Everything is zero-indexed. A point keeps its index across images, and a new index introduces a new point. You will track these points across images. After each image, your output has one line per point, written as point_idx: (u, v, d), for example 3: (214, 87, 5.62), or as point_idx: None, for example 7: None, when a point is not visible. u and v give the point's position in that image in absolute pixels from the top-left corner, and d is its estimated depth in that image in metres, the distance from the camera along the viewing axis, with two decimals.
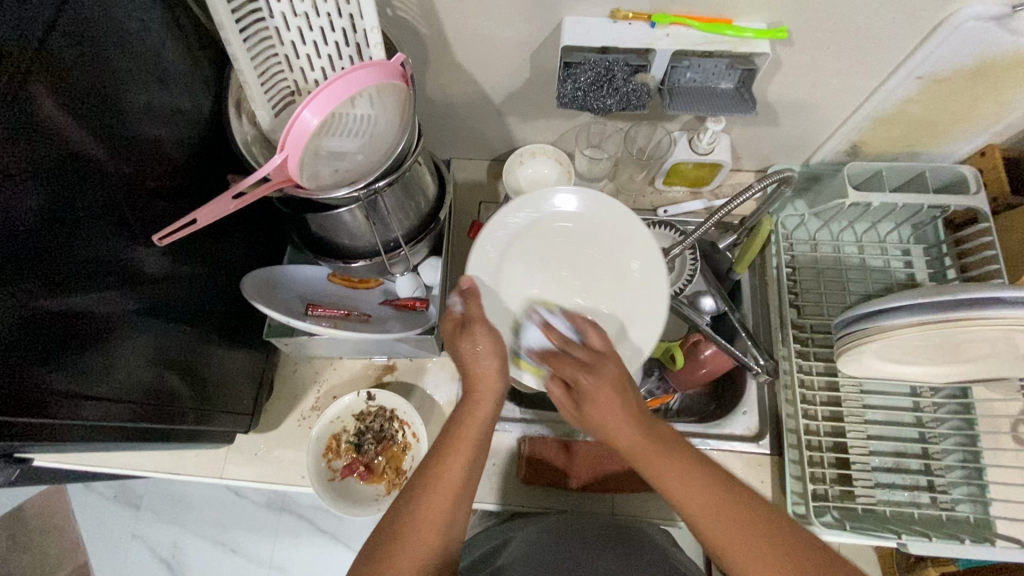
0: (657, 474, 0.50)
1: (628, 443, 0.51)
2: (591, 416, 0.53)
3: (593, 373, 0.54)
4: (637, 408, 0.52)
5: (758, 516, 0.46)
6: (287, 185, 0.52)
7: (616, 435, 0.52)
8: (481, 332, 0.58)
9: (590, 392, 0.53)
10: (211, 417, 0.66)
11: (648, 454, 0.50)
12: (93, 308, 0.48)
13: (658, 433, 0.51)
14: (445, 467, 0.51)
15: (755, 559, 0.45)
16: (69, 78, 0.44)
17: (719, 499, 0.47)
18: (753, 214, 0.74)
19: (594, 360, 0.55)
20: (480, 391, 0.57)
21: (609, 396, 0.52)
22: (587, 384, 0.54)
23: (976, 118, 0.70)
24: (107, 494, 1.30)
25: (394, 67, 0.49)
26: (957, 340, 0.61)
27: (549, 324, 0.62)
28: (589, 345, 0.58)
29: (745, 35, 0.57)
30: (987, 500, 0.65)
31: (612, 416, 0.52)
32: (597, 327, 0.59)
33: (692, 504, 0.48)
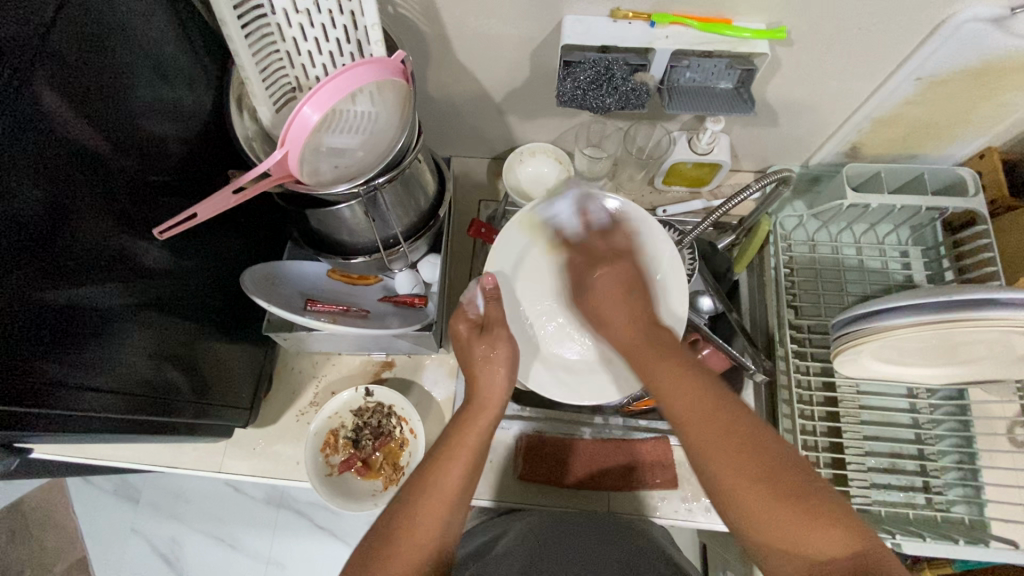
0: (651, 367, 0.53)
1: (630, 338, 0.57)
2: (601, 308, 0.61)
3: (604, 265, 0.63)
4: (639, 311, 0.59)
5: (741, 430, 0.46)
6: (288, 180, 0.52)
7: (615, 329, 0.59)
8: (501, 337, 0.60)
9: (602, 276, 0.62)
10: (209, 411, 0.67)
11: (644, 349, 0.55)
12: (92, 300, 0.48)
13: (655, 337, 0.56)
14: (446, 471, 0.50)
15: (723, 450, 0.45)
16: (72, 71, 0.45)
17: (706, 403, 0.47)
18: (752, 214, 0.75)
19: (612, 254, 0.64)
20: (485, 400, 0.57)
21: (613, 284, 0.61)
22: (597, 275, 0.63)
23: (975, 121, 0.71)
24: (107, 488, 1.31)
25: (394, 64, 0.49)
26: (954, 341, 0.61)
27: (586, 207, 0.68)
28: (612, 245, 0.65)
29: (744, 36, 0.57)
30: (982, 502, 0.65)
31: (613, 299, 0.60)
32: (629, 230, 0.67)
33: (678, 402, 0.48)
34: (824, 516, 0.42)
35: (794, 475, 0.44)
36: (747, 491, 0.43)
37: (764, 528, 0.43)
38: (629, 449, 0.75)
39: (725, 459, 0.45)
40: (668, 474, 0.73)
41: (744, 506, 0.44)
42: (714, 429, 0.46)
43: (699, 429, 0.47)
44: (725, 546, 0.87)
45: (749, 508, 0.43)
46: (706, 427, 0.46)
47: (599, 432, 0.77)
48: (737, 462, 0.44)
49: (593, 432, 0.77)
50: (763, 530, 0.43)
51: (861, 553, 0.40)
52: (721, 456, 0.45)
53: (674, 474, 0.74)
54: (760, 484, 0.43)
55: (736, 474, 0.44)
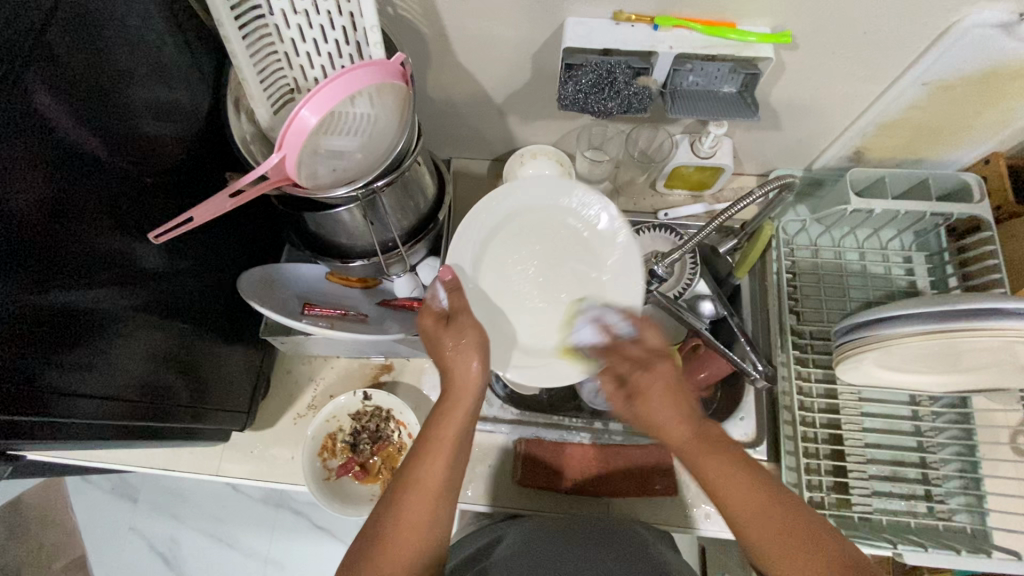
0: (710, 476, 0.49)
1: (679, 438, 0.52)
2: (643, 412, 0.55)
3: (646, 370, 0.56)
4: (689, 408, 0.54)
5: (807, 530, 0.45)
6: (286, 183, 0.52)
7: (666, 434, 0.53)
8: (469, 325, 0.56)
9: (648, 389, 0.55)
10: (206, 414, 0.66)
11: (704, 456, 0.50)
12: (88, 305, 0.48)
13: (711, 435, 0.52)
14: (426, 468, 0.50)
15: (788, 552, 0.45)
16: (67, 72, 0.44)
17: (771, 508, 0.47)
18: (754, 219, 0.72)
19: (651, 356, 0.58)
20: (460, 392, 0.54)
21: (662, 389, 0.55)
22: (643, 379, 0.56)
23: (981, 126, 0.70)
24: (105, 487, 1.30)
25: (394, 66, 0.49)
26: (959, 349, 0.60)
27: (604, 322, 0.63)
28: (643, 343, 0.60)
29: (749, 39, 0.57)
30: (984, 512, 0.65)
31: (664, 408, 0.53)
32: (653, 326, 0.61)
33: (741, 507, 0.47)
34: None
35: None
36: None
37: None
38: (630, 454, 0.75)
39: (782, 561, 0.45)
40: (667, 480, 0.73)
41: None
42: (782, 533, 0.45)
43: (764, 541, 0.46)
44: (724, 551, 0.87)
45: None
46: (766, 536, 0.46)
47: (599, 437, 0.77)
48: (806, 564, 0.44)
49: (592, 437, 0.77)
50: None
51: None
52: (780, 556, 0.45)
53: (674, 481, 0.73)
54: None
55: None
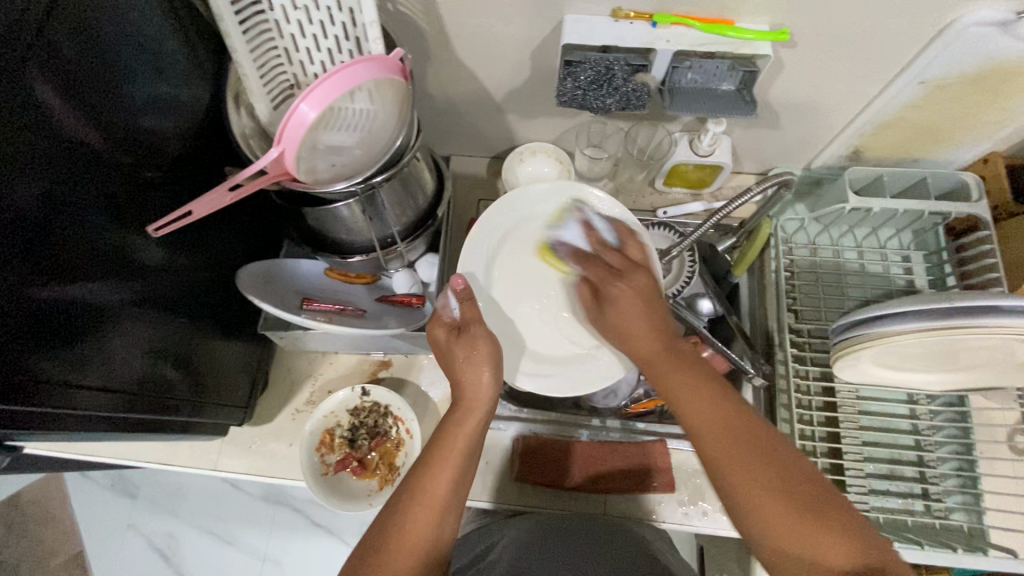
0: (671, 381, 0.52)
1: (649, 347, 0.55)
2: (613, 321, 0.59)
3: (618, 280, 0.59)
4: (664, 321, 0.57)
5: (756, 433, 0.46)
6: (285, 177, 0.52)
7: (637, 342, 0.57)
8: (480, 337, 0.57)
9: (616, 294, 0.59)
10: (204, 409, 0.66)
11: (666, 362, 0.54)
12: (87, 298, 0.48)
13: (677, 347, 0.55)
14: (434, 477, 0.50)
15: (734, 448, 0.46)
16: (66, 65, 0.44)
17: (724, 410, 0.48)
18: (754, 216, 0.74)
19: (627, 267, 0.60)
20: (471, 401, 0.55)
21: (635, 296, 0.58)
22: (616, 287, 0.59)
23: (979, 125, 0.70)
24: (104, 483, 1.31)
25: (393, 62, 0.49)
26: (955, 348, 0.60)
27: (590, 225, 0.67)
28: (625, 254, 0.62)
29: (746, 37, 0.57)
30: (982, 510, 0.65)
31: (635, 313, 0.57)
32: (638, 240, 0.63)
33: (695, 409, 0.49)
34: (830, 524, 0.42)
35: (800, 478, 0.44)
36: (753, 485, 0.44)
37: (774, 533, 0.42)
38: (626, 451, 0.75)
39: (733, 455, 0.46)
40: (664, 478, 0.73)
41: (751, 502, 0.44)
42: (734, 433, 0.47)
43: (711, 432, 0.48)
44: (722, 550, 0.87)
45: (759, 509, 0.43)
46: (717, 428, 0.47)
47: (596, 434, 0.77)
48: (752, 464, 0.45)
49: (590, 434, 0.77)
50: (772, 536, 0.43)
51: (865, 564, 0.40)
52: (720, 443, 0.47)
53: (670, 478, 0.73)
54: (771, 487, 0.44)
55: (749, 478, 0.44)
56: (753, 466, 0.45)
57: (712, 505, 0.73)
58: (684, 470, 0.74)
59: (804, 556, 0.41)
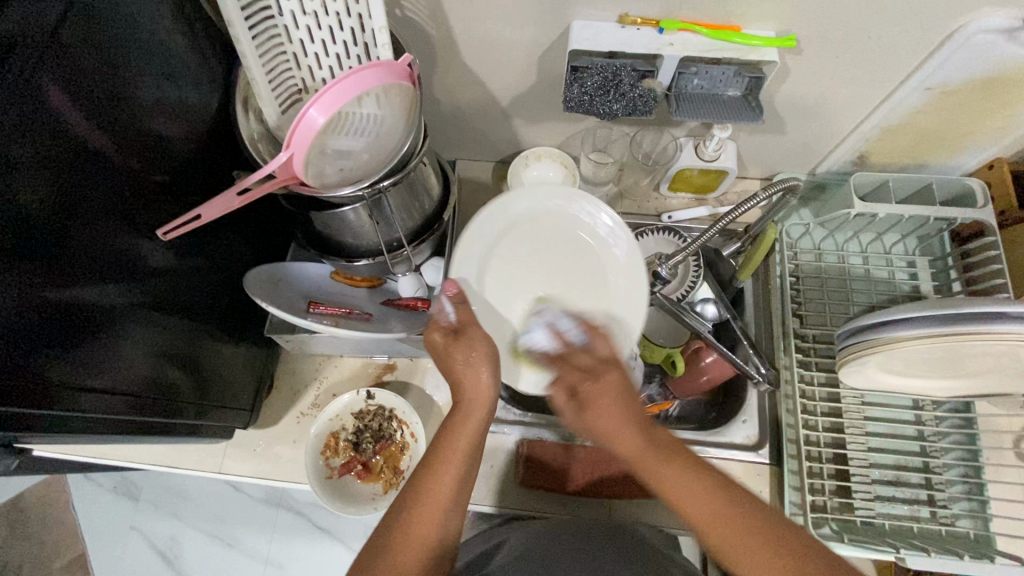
0: (664, 480, 0.48)
1: (633, 449, 0.51)
2: (592, 424, 0.54)
3: (588, 390, 0.55)
4: (641, 414, 0.53)
5: (762, 518, 0.44)
6: (293, 182, 0.52)
7: (621, 446, 0.52)
8: (478, 338, 0.58)
9: (594, 395, 0.54)
10: (209, 411, 0.67)
11: (660, 470, 0.49)
12: (97, 300, 0.48)
13: (660, 439, 0.51)
14: (438, 478, 0.51)
15: (747, 547, 0.43)
16: (79, 71, 0.45)
17: (723, 506, 0.45)
18: (758, 222, 0.73)
19: (596, 368, 0.57)
20: (471, 401, 0.56)
21: (612, 400, 0.54)
22: (592, 393, 0.55)
23: (984, 131, 0.70)
24: (107, 485, 1.31)
25: (401, 67, 0.49)
26: (961, 354, 0.60)
27: (557, 328, 0.63)
28: (595, 351, 0.59)
29: (754, 43, 0.57)
30: (988, 517, 0.65)
31: (614, 418, 0.52)
32: (604, 335, 0.60)
33: (694, 510, 0.46)
34: None
35: (815, 560, 0.42)
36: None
37: None
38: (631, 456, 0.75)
39: (751, 566, 0.43)
40: None
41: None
42: (743, 530, 0.44)
43: (728, 545, 0.44)
44: None
45: None
46: (729, 526, 0.44)
47: None
48: (768, 559, 0.42)
49: (595, 439, 0.76)
50: None
51: None
52: (734, 549, 0.44)
53: None
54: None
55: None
56: (768, 564, 0.42)
57: None
58: None
59: None
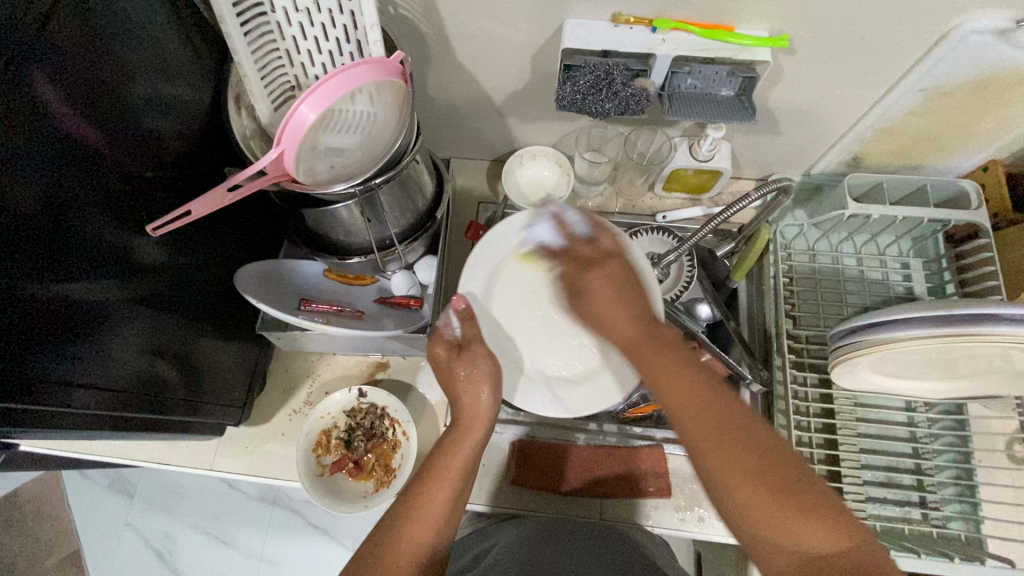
0: (652, 367, 0.50)
1: (625, 334, 0.53)
2: (592, 311, 0.56)
3: (586, 274, 0.56)
4: (639, 307, 0.53)
5: (735, 417, 0.44)
6: (284, 179, 0.52)
7: (615, 330, 0.54)
8: (480, 354, 0.60)
9: (588, 284, 0.56)
10: (201, 408, 0.66)
11: (647, 352, 0.51)
12: (86, 296, 0.48)
13: (652, 334, 0.52)
14: (432, 496, 0.51)
15: (713, 433, 0.44)
16: (69, 64, 0.44)
17: (702, 398, 0.46)
18: (753, 221, 0.74)
19: (599, 256, 0.57)
20: (472, 417, 0.58)
21: (607, 286, 0.55)
22: (590, 278, 0.56)
23: (978, 133, 0.70)
24: (101, 481, 1.31)
25: (394, 64, 0.49)
26: (954, 355, 0.60)
27: (561, 219, 0.62)
28: (598, 244, 0.58)
29: (745, 43, 0.57)
30: (979, 519, 0.65)
31: (608, 304, 0.54)
32: (610, 229, 0.59)
33: (674, 398, 0.47)
34: (810, 513, 0.40)
35: (776, 461, 0.42)
36: (731, 472, 0.42)
37: (757, 521, 0.41)
38: (625, 457, 0.74)
39: (708, 444, 0.44)
40: (659, 482, 0.73)
41: (727, 486, 0.43)
42: (713, 423, 0.44)
43: (693, 423, 0.45)
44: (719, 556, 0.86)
45: (740, 501, 0.42)
46: (703, 418, 0.45)
47: (593, 438, 0.77)
48: (727, 447, 0.43)
49: (586, 438, 0.77)
50: (753, 522, 0.41)
51: (851, 552, 0.39)
52: (705, 439, 0.44)
53: (667, 483, 0.73)
54: (749, 472, 0.42)
55: (727, 465, 0.43)
56: (729, 454, 0.43)
57: (708, 510, 0.72)
58: (681, 475, 0.74)
59: (791, 542, 0.40)
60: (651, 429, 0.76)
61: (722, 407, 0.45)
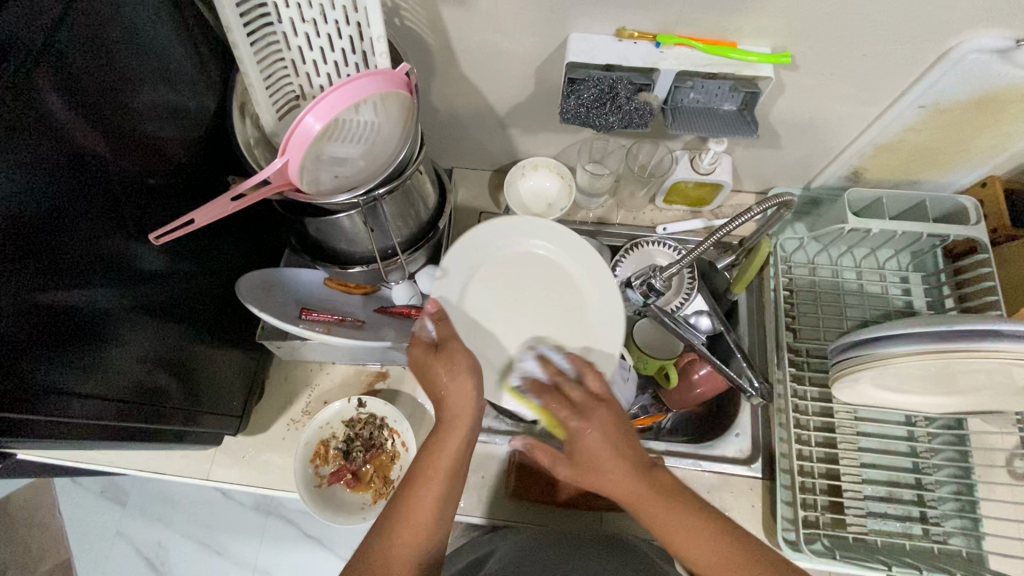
0: (665, 526, 0.49)
1: (625, 490, 0.51)
2: (586, 470, 0.53)
3: (578, 438, 0.53)
4: (636, 455, 0.52)
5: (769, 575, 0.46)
6: (288, 188, 0.52)
7: (615, 487, 0.51)
8: (458, 349, 0.56)
9: (582, 439, 0.53)
10: (198, 418, 0.66)
11: (650, 504, 0.50)
12: (87, 304, 0.48)
13: (658, 483, 0.51)
14: (417, 504, 0.49)
15: None
16: (75, 73, 0.45)
17: (729, 557, 0.47)
18: (753, 235, 0.74)
19: (586, 413, 0.54)
20: (454, 417, 0.54)
21: (605, 442, 0.52)
22: (583, 433, 0.53)
23: (976, 149, 0.71)
24: (94, 489, 1.29)
25: (399, 76, 0.49)
26: (954, 371, 0.60)
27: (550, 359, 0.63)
28: (586, 387, 0.57)
29: (749, 59, 0.58)
30: (981, 535, 0.65)
31: (607, 461, 0.51)
32: (596, 370, 0.58)
33: (699, 560, 0.47)
34: None
35: None
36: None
37: None
38: None
39: None
40: None
41: None
42: None
43: None
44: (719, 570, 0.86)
45: None
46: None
47: None
48: None
49: None
50: None
51: None
52: None
53: None
54: None
55: None
56: None
57: None
58: None
59: None
60: (651, 441, 0.75)
61: (740, 550, 0.47)
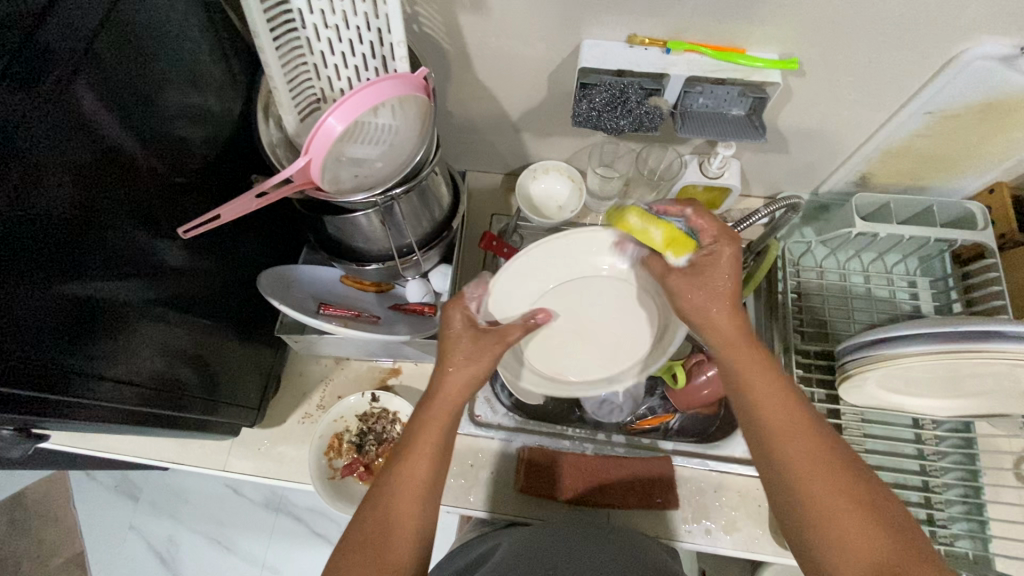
0: (743, 366, 0.51)
1: (724, 322, 0.53)
2: (691, 298, 0.55)
3: (717, 253, 0.55)
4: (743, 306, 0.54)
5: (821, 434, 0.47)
6: (309, 187, 0.54)
7: (715, 319, 0.53)
8: (488, 352, 0.54)
9: (716, 264, 0.54)
10: (216, 408, 0.68)
11: (739, 343, 0.52)
12: (114, 295, 0.50)
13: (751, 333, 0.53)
14: (411, 466, 0.49)
15: (806, 444, 0.47)
16: (110, 76, 0.47)
17: (791, 406, 0.49)
18: (761, 238, 0.76)
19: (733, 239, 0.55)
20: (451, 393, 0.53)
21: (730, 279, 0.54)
22: (718, 260, 0.54)
23: (984, 155, 0.71)
24: (108, 483, 1.32)
25: (417, 80, 0.51)
26: (961, 374, 0.61)
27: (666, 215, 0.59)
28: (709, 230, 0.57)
29: (756, 65, 0.59)
30: (988, 538, 0.65)
31: (724, 296, 0.53)
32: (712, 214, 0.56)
33: (765, 399, 0.49)
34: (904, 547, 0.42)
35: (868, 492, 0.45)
36: (820, 474, 0.45)
37: (845, 538, 0.43)
38: (631, 465, 0.75)
39: (799, 457, 0.46)
40: (668, 495, 0.73)
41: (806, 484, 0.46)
42: (802, 431, 0.48)
43: (782, 418, 0.48)
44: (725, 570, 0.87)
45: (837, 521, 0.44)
46: (791, 426, 0.48)
47: (602, 448, 0.77)
48: (820, 460, 0.46)
49: (595, 448, 0.77)
50: (850, 543, 0.43)
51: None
52: (798, 453, 0.47)
53: (675, 496, 0.73)
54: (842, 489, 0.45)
55: (821, 478, 0.45)
56: (825, 466, 0.46)
57: (715, 522, 0.73)
58: (688, 486, 0.75)
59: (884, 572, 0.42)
60: (659, 441, 0.77)
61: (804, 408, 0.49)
